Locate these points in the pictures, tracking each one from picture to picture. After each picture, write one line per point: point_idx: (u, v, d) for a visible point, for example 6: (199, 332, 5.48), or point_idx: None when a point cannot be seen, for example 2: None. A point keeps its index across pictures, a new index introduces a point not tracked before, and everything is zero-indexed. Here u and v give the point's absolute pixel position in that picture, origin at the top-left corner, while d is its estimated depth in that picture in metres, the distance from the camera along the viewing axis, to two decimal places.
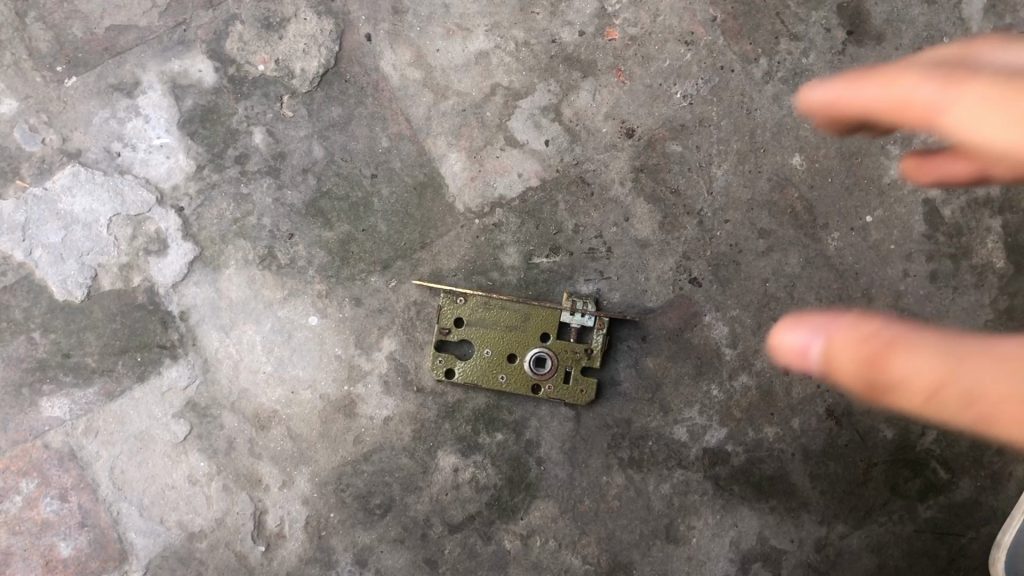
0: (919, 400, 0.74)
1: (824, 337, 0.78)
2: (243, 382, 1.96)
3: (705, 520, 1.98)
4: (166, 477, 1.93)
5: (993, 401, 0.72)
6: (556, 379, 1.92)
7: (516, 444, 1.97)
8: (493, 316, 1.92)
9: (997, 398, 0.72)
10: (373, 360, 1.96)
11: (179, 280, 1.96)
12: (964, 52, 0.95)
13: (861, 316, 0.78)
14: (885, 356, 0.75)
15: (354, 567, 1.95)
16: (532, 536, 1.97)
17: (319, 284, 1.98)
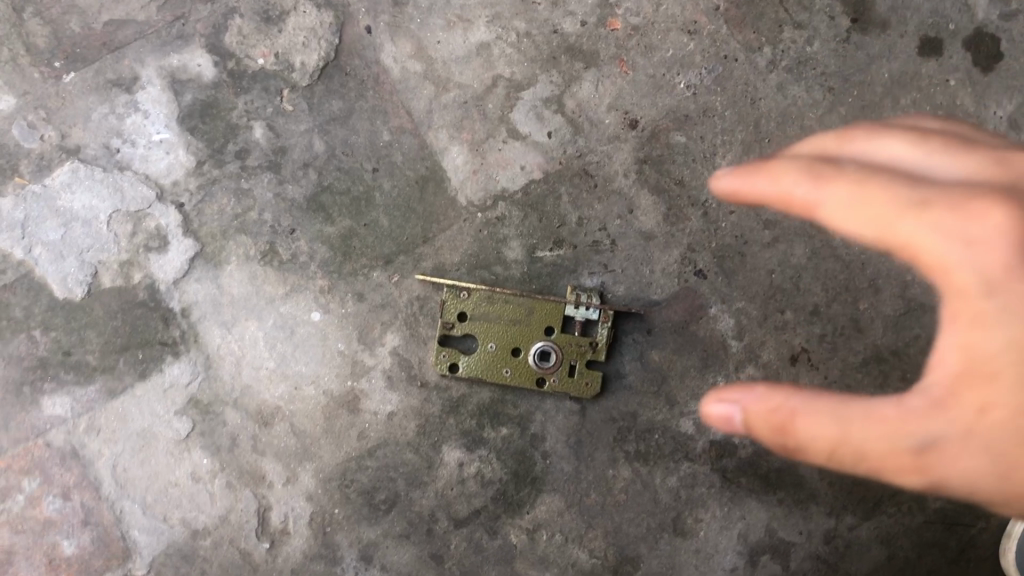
0: (817, 455, 0.98)
1: (743, 409, 1.02)
2: (245, 378, 1.95)
3: (713, 513, 1.97)
4: (169, 475, 1.92)
5: (866, 453, 0.95)
6: (561, 373, 1.91)
7: (522, 438, 1.95)
8: (497, 310, 1.91)
9: (880, 451, 0.95)
10: (376, 355, 1.95)
11: (180, 276, 1.95)
12: (840, 133, 1.11)
13: (770, 391, 1.01)
14: (790, 424, 0.98)
15: (359, 563, 1.94)
16: (538, 531, 1.95)
17: (321, 279, 1.96)
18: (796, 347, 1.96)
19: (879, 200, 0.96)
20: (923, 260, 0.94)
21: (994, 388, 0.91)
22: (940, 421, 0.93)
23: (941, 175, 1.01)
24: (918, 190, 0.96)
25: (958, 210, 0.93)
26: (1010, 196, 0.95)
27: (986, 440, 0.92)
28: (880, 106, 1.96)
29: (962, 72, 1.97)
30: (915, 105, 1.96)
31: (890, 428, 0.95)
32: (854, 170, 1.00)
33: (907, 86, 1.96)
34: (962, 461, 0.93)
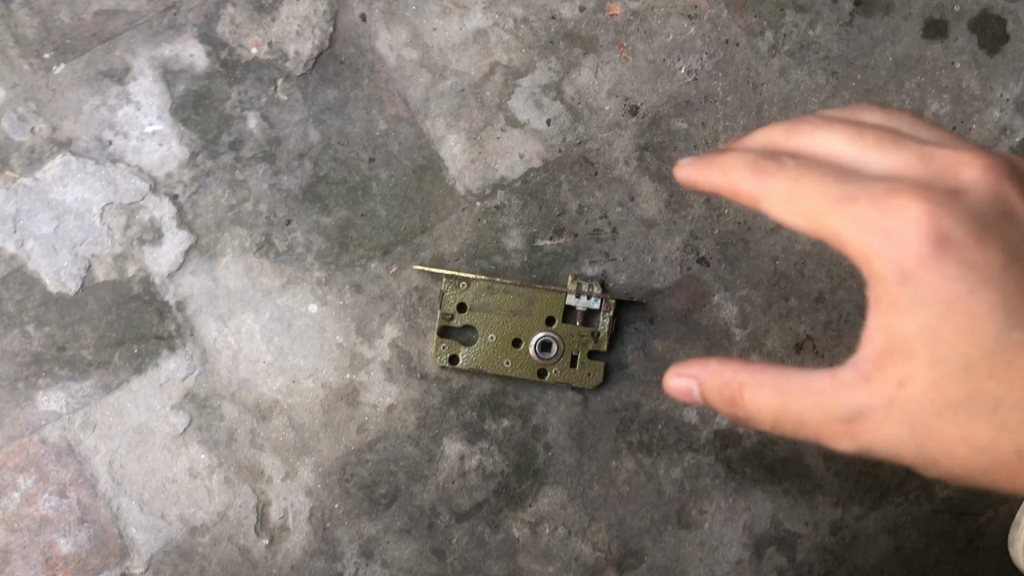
0: (762, 423, 1.10)
1: (700, 383, 1.13)
2: (242, 372, 1.92)
3: (717, 504, 1.95)
4: (166, 471, 1.89)
5: (802, 423, 1.07)
6: (562, 363, 1.88)
7: (523, 430, 1.92)
8: (497, 300, 1.88)
9: (817, 418, 1.06)
10: (375, 347, 1.92)
11: (175, 269, 1.92)
12: (789, 126, 1.21)
13: (724, 365, 1.12)
14: (739, 395, 1.10)
15: (360, 558, 1.91)
16: (541, 524, 1.93)
17: (318, 271, 1.93)
18: (801, 334, 1.93)
19: (815, 195, 1.08)
20: (852, 248, 1.06)
21: (910, 362, 1.04)
22: (867, 393, 1.06)
23: (873, 168, 1.13)
24: (851, 185, 1.08)
25: (882, 204, 1.06)
26: (930, 189, 1.07)
27: (905, 409, 1.05)
28: (885, 89, 1.93)
29: (968, 55, 1.94)
30: (921, 88, 1.93)
31: (824, 401, 1.06)
32: (796, 166, 1.12)
33: (911, 69, 1.93)
34: (885, 429, 1.05)
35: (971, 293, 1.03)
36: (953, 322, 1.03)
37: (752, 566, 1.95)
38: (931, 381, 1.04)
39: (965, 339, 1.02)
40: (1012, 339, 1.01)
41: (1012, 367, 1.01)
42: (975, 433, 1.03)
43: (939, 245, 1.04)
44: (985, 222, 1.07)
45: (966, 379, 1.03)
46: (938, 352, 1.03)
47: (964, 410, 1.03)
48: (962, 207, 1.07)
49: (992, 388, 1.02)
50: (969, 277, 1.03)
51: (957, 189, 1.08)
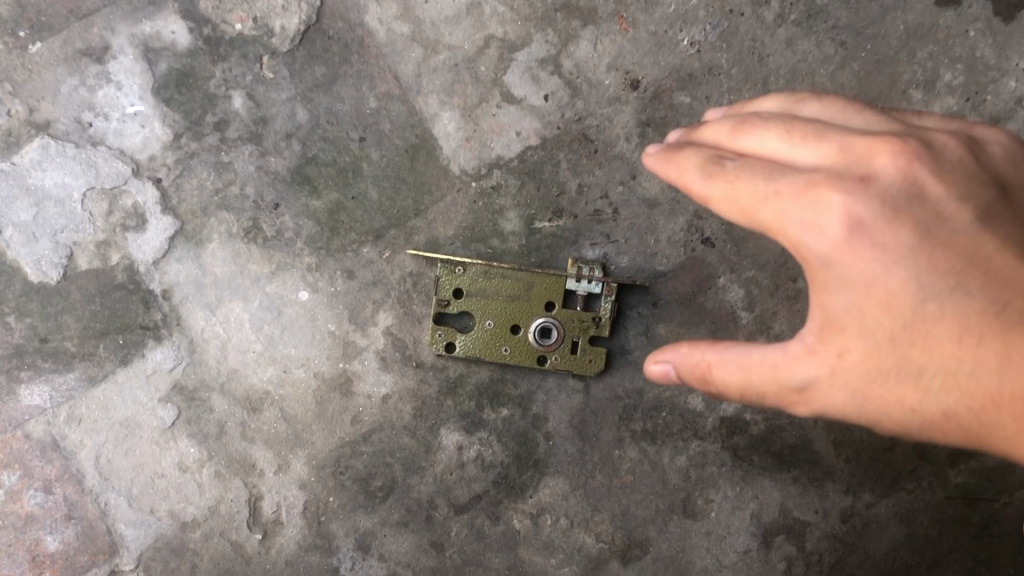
0: (730, 397, 1.17)
1: (675, 366, 1.20)
2: (232, 362, 1.85)
3: (724, 492, 1.89)
4: (155, 465, 1.83)
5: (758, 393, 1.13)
6: (563, 350, 1.81)
7: (523, 419, 1.86)
8: (495, 286, 1.81)
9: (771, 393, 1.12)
10: (368, 335, 1.86)
11: (160, 257, 1.85)
12: (734, 119, 1.23)
13: (692, 347, 1.19)
14: (706, 373, 1.16)
15: (356, 553, 1.86)
16: (543, 515, 1.87)
17: (309, 256, 1.86)
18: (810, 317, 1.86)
19: (743, 193, 1.12)
20: (784, 235, 1.11)
21: (845, 337, 1.08)
22: (814, 364, 1.09)
23: (801, 161, 1.13)
24: (774, 180, 1.11)
25: (801, 197, 1.08)
26: (847, 175, 1.08)
27: (847, 379, 1.08)
28: (895, 60, 1.85)
29: (983, 22, 1.84)
30: (933, 58, 1.85)
31: (775, 373, 1.11)
32: (733, 166, 1.15)
33: (924, 38, 1.84)
34: (834, 399, 1.09)
35: (891, 272, 1.05)
36: (876, 301, 1.06)
37: (760, 556, 1.90)
38: (864, 355, 1.07)
39: (890, 314, 1.05)
40: (934, 312, 1.03)
41: (937, 338, 1.03)
42: (911, 399, 1.06)
43: (858, 230, 1.06)
44: (907, 198, 1.07)
45: (895, 352, 1.06)
46: (867, 328, 1.07)
47: (897, 380, 1.06)
48: (881, 189, 1.07)
49: (918, 358, 1.05)
50: (887, 256, 1.05)
51: (877, 170, 1.08)
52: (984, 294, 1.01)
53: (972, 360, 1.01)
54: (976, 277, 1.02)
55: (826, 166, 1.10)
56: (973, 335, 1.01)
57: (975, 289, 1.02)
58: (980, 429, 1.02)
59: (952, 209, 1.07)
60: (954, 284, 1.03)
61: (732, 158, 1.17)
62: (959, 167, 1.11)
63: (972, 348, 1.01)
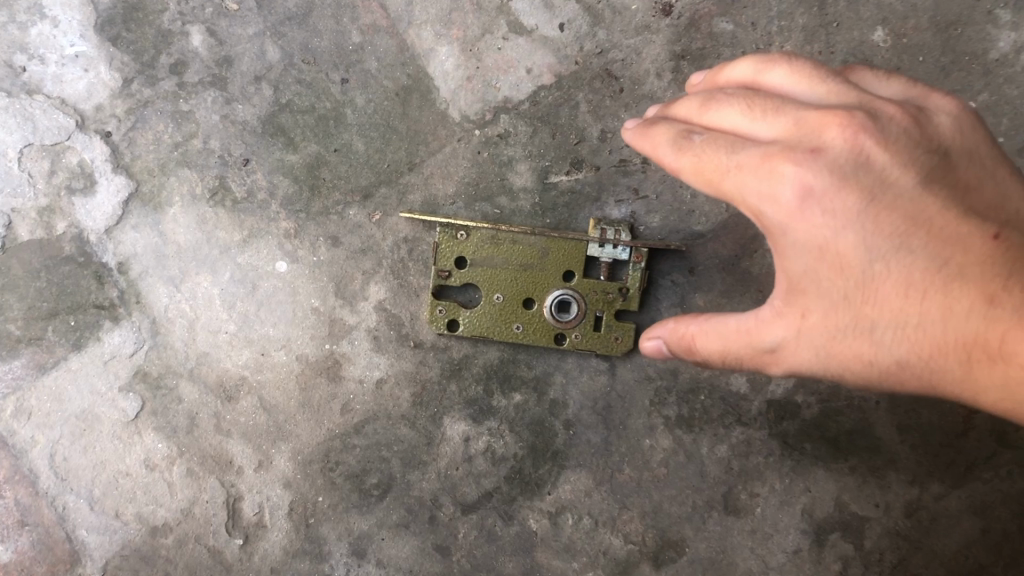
0: (712, 364, 1.10)
1: (665, 343, 1.14)
2: (201, 345, 1.60)
3: (771, 486, 1.64)
4: (118, 464, 1.60)
5: (726, 356, 1.07)
6: (584, 327, 1.55)
7: (539, 406, 1.62)
8: (503, 253, 1.54)
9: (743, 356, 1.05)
10: (358, 312, 1.60)
11: (113, 224, 1.59)
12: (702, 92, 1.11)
13: (677, 321, 1.12)
14: (689, 344, 1.10)
15: (351, 558, 1.62)
16: (563, 514, 1.63)
17: (286, 220, 1.59)
18: None
19: (706, 168, 1.02)
20: (746, 208, 1.01)
21: (806, 299, 1.00)
22: (780, 327, 1.02)
23: (759, 136, 1.02)
24: (733, 151, 1.01)
25: (758, 168, 0.98)
26: (798, 145, 0.98)
27: (811, 340, 1.00)
28: None
29: None
30: None
31: (741, 336, 1.04)
32: (700, 141, 1.05)
33: None
34: (800, 361, 1.01)
35: (841, 235, 0.96)
36: (829, 263, 0.97)
37: (812, 556, 1.65)
38: (823, 316, 0.99)
39: (842, 275, 0.97)
40: (882, 270, 0.95)
41: (885, 295, 0.96)
42: (866, 357, 0.98)
43: (812, 199, 0.96)
44: (856, 163, 0.97)
45: (849, 311, 0.97)
46: (824, 290, 0.98)
47: (852, 340, 0.98)
48: (835, 159, 0.97)
49: (874, 316, 0.97)
50: (840, 217, 0.96)
51: (828, 141, 0.97)
52: (929, 249, 0.94)
53: (921, 312, 0.94)
54: (921, 233, 0.95)
55: (782, 139, 1.00)
56: (920, 288, 0.94)
57: (919, 245, 0.94)
58: (934, 380, 0.94)
59: (899, 172, 0.98)
60: (900, 242, 0.95)
61: (695, 132, 1.07)
62: (907, 134, 1.00)
63: (918, 302, 0.94)
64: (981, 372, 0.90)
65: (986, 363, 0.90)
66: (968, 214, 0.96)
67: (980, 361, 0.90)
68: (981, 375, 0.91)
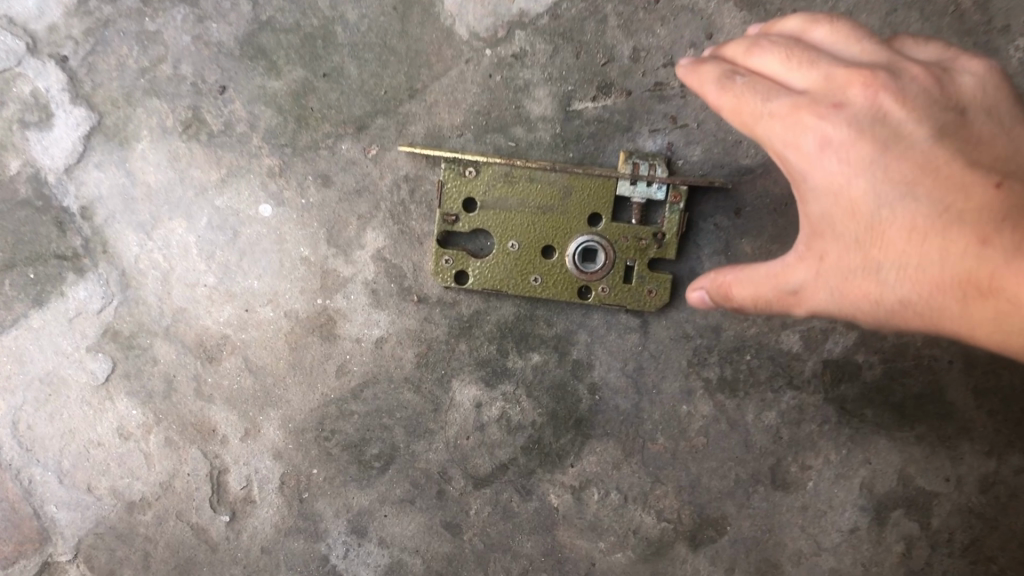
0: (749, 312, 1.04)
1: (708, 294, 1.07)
2: (178, 300, 1.42)
3: (825, 458, 1.44)
4: (88, 432, 1.43)
5: (756, 303, 1.01)
6: (612, 279, 1.35)
7: (560, 367, 1.42)
8: (519, 193, 1.33)
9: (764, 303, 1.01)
10: (354, 262, 1.40)
11: (73, 162, 1.39)
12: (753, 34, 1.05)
13: (718, 270, 1.06)
14: (726, 290, 1.04)
15: (350, 537, 1.46)
16: (587, 489, 1.44)
17: (269, 156, 1.39)
18: None
19: (741, 113, 0.99)
20: (774, 155, 0.99)
21: (824, 241, 0.96)
22: (800, 271, 0.98)
23: (793, 81, 0.98)
24: (764, 95, 0.97)
25: (782, 115, 0.96)
26: (823, 99, 0.95)
27: (827, 281, 0.96)
28: None
29: None
30: None
31: (765, 278, 1.00)
32: (739, 82, 0.99)
33: None
34: (819, 304, 0.97)
35: (852, 181, 0.93)
36: (842, 208, 0.94)
37: (871, 536, 1.45)
38: (839, 260, 0.95)
39: (855, 219, 0.93)
40: (889, 215, 0.91)
41: (894, 238, 0.91)
42: (873, 298, 0.93)
43: (827, 146, 0.94)
44: (876, 119, 0.93)
45: (858, 254, 0.93)
46: (839, 234, 0.95)
47: (862, 280, 0.93)
48: (859, 109, 0.93)
49: (882, 261, 0.92)
50: (855, 164, 0.93)
51: (855, 94, 0.94)
52: (933, 195, 0.90)
53: (922, 254, 0.89)
54: (929, 179, 0.90)
55: (812, 90, 0.96)
56: (924, 230, 0.89)
57: (925, 191, 0.90)
58: (936, 321, 0.89)
59: (917, 126, 0.93)
60: (906, 189, 0.91)
61: (740, 74, 1.00)
62: (928, 92, 0.95)
63: (920, 246, 0.89)
64: (977, 310, 0.86)
65: (981, 301, 0.85)
66: (976, 163, 0.91)
67: (975, 297, 0.86)
68: (976, 313, 0.86)
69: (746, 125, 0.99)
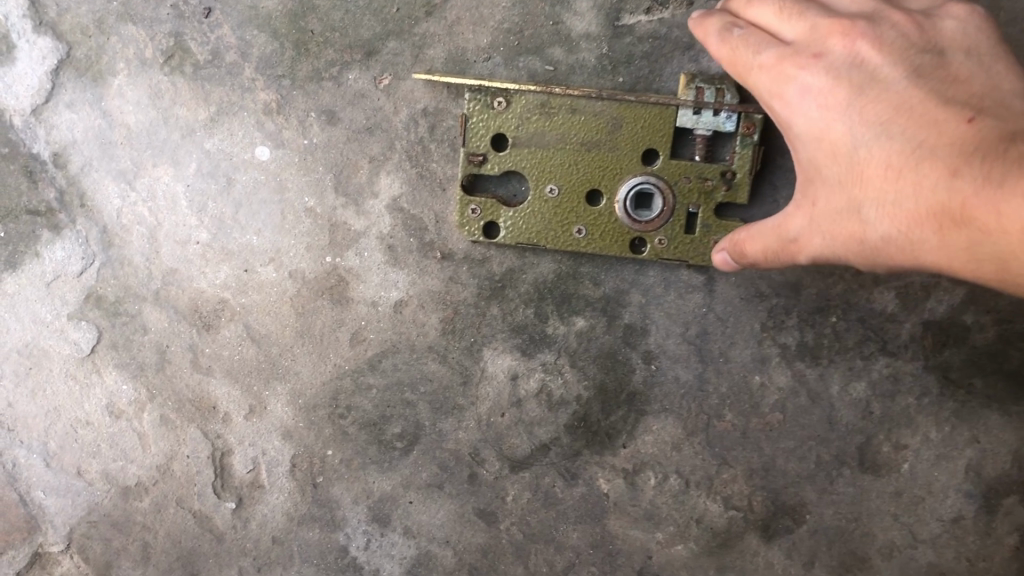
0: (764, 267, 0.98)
1: (730, 255, 0.99)
2: (167, 259, 1.23)
3: (925, 435, 1.21)
4: (75, 410, 1.27)
5: (767, 257, 0.95)
6: (672, 230, 1.12)
7: (609, 333, 1.21)
8: (558, 127, 1.11)
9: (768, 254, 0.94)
10: (366, 212, 1.20)
11: (41, 102, 1.20)
12: None
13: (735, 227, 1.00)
14: (740, 248, 0.97)
15: (371, 526, 1.28)
16: (642, 473, 1.24)
17: (264, 90, 1.18)
18: None
19: (735, 64, 0.94)
20: (767, 107, 0.94)
21: (815, 186, 0.89)
22: (796, 218, 0.91)
23: (781, 32, 0.93)
24: (751, 45, 0.92)
25: (767, 66, 0.91)
26: (805, 50, 0.89)
27: (818, 225, 0.89)
28: None
29: None
30: None
31: (769, 230, 0.94)
32: (728, 34, 0.94)
33: None
34: (815, 249, 0.90)
35: (833, 125, 0.86)
36: (824, 151, 0.87)
37: (979, 526, 1.22)
38: (827, 204, 0.88)
39: (836, 160, 0.86)
40: (867, 154, 0.84)
41: (873, 177, 0.84)
42: (857, 238, 0.85)
43: (807, 95, 0.88)
44: (854, 66, 0.87)
45: (841, 196, 0.86)
46: (824, 179, 0.88)
47: (847, 221, 0.86)
48: (839, 56, 0.87)
49: (863, 203, 0.84)
50: (834, 109, 0.86)
51: (834, 43, 0.88)
52: (910, 133, 0.82)
53: (899, 189, 0.82)
54: (905, 118, 0.83)
55: (797, 42, 0.90)
56: (899, 167, 0.82)
57: (901, 129, 0.83)
58: (917, 256, 0.82)
59: (894, 70, 0.86)
60: (883, 127, 0.83)
61: (739, 25, 0.94)
62: (906, 37, 0.88)
63: (896, 182, 0.82)
64: (954, 240, 0.79)
65: (958, 230, 0.78)
66: (951, 99, 0.83)
67: (948, 228, 0.79)
68: (953, 244, 0.79)
69: (741, 75, 0.94)
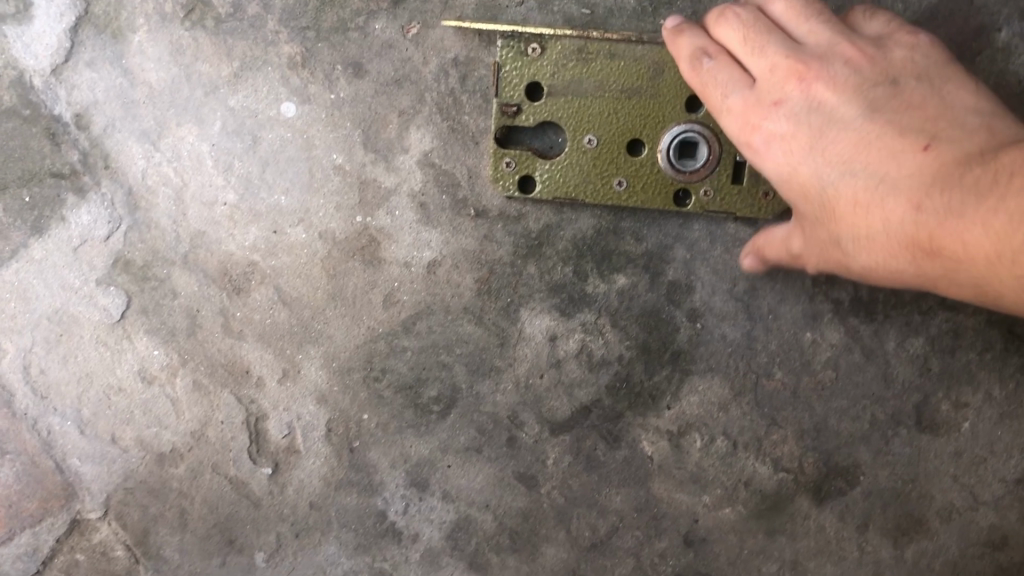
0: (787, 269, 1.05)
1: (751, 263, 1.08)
2: (195, 222, 1.20)
3: (986, 393, 1.16)
4: (107, 376, 1.25)
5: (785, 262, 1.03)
6: (717, 181, 1.08)
7: (652, 291, 1.17)
8: (595, 74, 1.05)
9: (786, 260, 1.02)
10: (397, 169, 1.16)
11: (61, 61, 1.16)
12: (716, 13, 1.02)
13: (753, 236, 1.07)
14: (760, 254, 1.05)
15: (409, 491, 1.24)
16: (688, 434, 1.19)
17: (288, 43, 1.15)
18: None
19: (705, 103, 0.97)
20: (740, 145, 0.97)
21: (799, 217, 0.94)
22: (795, 240, 0.97)
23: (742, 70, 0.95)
24: (717, 90, 0.95)
25: (734, 111, 0.94)
26: (765, 96, 0.92)
27: (813, 250, 0.94)
28: None
29: None
30: None
31: (779, 243, 1.01)
32: (695, 73, 0.97)
33: None
34: (817, 266, 0.96)
35: (800, 168, 0.89)
36: (799, 191, 0.91)
37: None
38: (815, 233, 0.93)
39: (810, 199, 0.90)
40: (835, 193, 0.87)
41: (845, 214, 0.87)
42: (846, 263, 0.90)
43: (773, 142, 0.91)
44: (812, 109, 0.90)
45: (823, 230, 0.91)
46: (805, 213, 0.93)
47: (833, 249, 0.91)
48: (798, 100, 0.90)
49: (842, 238, 0.89)
50: (800, 152, 0.89)
51: (792, 86, 0.91)
52: (872, 168, 0.85)
53: (870, 223, 0.85)
54: (865, 154, 0.86)
55: (759, 82, 0.93)
56: (866, 203, 0.85)
57: (864, 165, 0.86)
58: (899, 278, 0.87)
59: (851, 108, 0.89)
60: (845, 165, 0.87)
61: (709, 55, 0.97)
62: (861, 71, 0.91)
63: (865, 219, 0.85)
64: (929, 266, 0.83)
65: (930, 259, 0.82)
66: (909, 127, 0.86)
67: (923, 257, 0.82)
68: (929, 269, 0.83)
69: (712, 111, 0.98)
